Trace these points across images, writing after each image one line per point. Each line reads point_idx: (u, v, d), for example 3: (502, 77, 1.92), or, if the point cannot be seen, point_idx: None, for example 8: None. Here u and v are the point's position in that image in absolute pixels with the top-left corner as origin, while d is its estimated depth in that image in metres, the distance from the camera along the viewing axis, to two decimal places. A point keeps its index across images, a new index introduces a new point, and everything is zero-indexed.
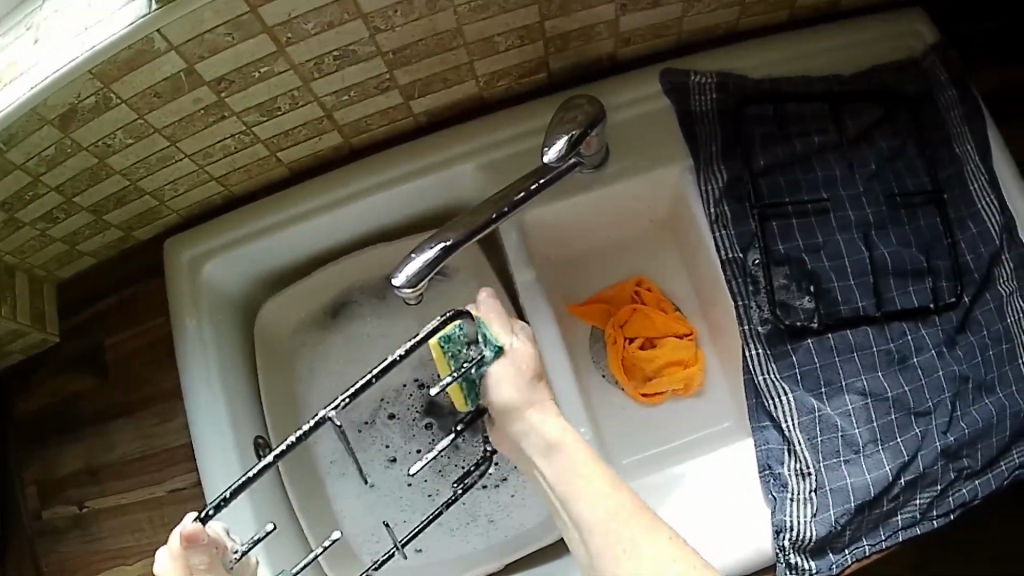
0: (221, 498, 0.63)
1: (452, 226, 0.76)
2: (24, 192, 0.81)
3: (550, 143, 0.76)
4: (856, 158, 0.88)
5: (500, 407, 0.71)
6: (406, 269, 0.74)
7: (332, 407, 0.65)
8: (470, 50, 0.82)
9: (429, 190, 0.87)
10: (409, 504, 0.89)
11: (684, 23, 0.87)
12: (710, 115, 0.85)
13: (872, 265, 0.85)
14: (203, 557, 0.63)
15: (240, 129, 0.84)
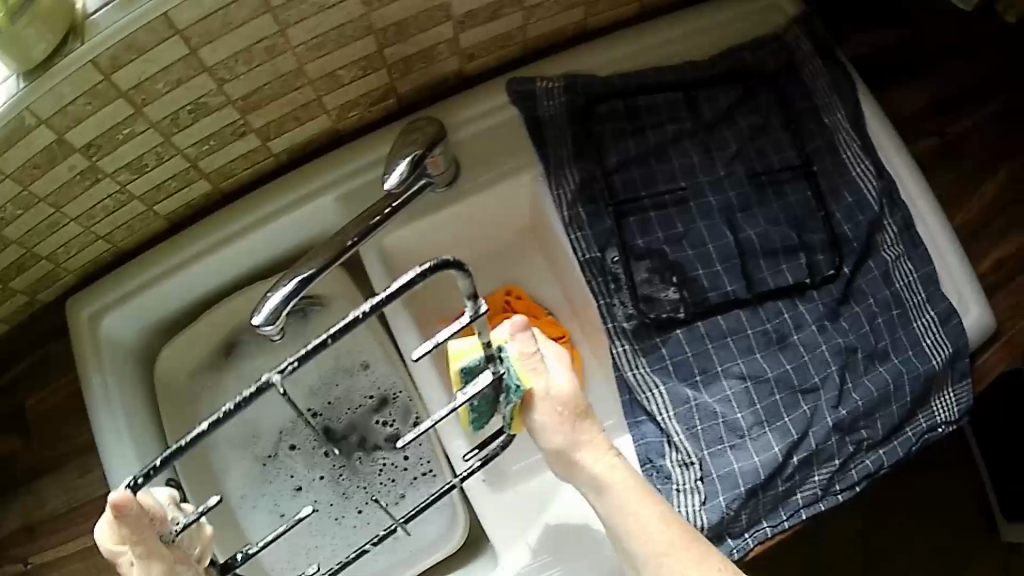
0: (150, 468, 0.56)
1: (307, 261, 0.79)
2: None
3: (392, 170, 0.79)
4: (714, 142, 0.87)
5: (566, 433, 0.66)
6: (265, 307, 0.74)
7: (278, 371, 0.53)
8: (316, 86, 0.85)
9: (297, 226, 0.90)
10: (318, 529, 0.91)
11: (527, 32, 0.88)
12: (557, 120, 0.86)
13: (738, 247, 0.84)
14: (133, 528, 0.59)
15: (116, 188, 0.87)
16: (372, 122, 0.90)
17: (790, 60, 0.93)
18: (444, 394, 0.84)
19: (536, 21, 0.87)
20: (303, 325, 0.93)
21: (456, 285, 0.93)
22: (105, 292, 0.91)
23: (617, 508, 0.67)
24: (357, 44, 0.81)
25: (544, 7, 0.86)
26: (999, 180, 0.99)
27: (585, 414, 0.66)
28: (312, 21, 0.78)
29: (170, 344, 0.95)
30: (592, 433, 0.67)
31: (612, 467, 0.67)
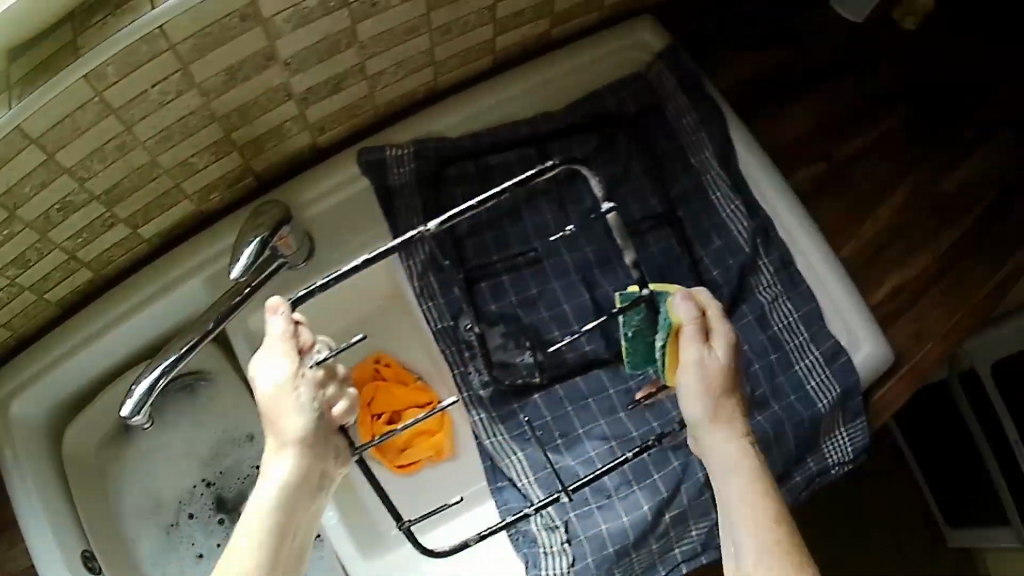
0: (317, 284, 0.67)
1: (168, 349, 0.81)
2: None
3: (237, 257, 0.79)
4: (570, 195, 0.85)
5: (710, 390, 0.66)
6: (127, 405, 0.81)
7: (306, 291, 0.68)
8: (173, 174, 0.86)
9: (171, 308, 0.93)
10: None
11: (375, 99, 0.89)
12: (408, 187, 0.86)
13: (594, 305, 0.82)
14: (285, 333, 0.66)
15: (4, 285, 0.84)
16: (233, 201, 0.91)
17: (653, 100, 0.91)
18: None
19: (382, 88, 0.88)
20: (193, 400, 0.96)
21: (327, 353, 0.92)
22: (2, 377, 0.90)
23: (744, 491, 0.62)
24: (203, 131, 0.82)
25: (388, 74, 0.86)
26: (891, 203, 0.96)
27: (730, 393, 0.66)
28: (158, 114, 0.79)
29: (76, 421, 0.95)
30: (733, 411, 0.66)
31: (721, 449, 0.65)
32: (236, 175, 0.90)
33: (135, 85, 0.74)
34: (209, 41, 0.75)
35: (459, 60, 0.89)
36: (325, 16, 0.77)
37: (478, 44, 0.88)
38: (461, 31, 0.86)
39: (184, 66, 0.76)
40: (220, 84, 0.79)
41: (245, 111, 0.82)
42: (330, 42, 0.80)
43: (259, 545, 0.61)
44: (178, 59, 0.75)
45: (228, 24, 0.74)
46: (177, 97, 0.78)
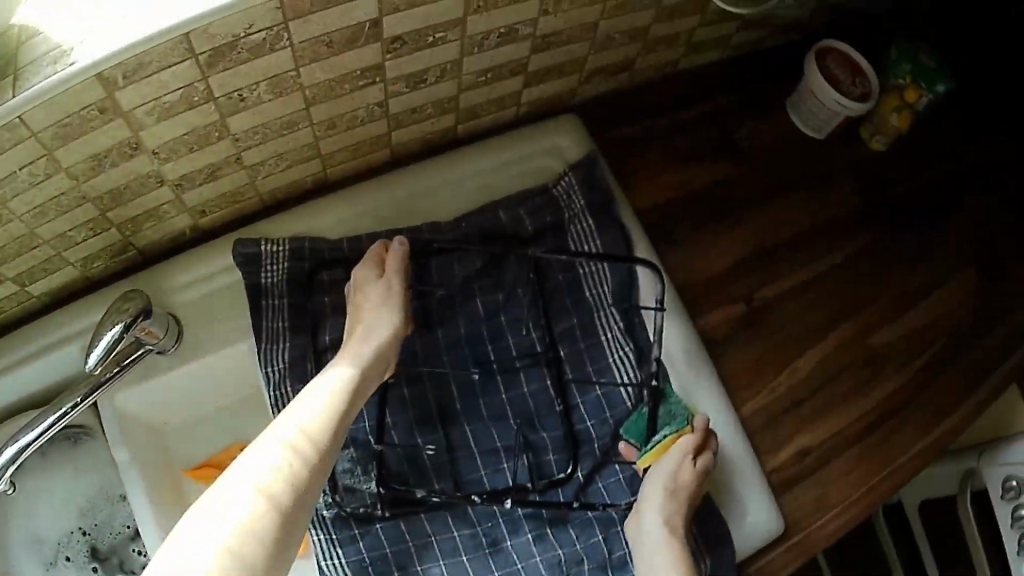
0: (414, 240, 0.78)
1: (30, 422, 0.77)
2: None
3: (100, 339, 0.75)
4: (442, 318, 0.80)
5: (670, 480, 0.74)
6: None
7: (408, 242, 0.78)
8: (53, 244, 0.83)
9: (54, 368, 0.90)
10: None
11: (259, 186, 0.85)
12: (278, 286, 0.81)
13: (448, 442, 0.79)
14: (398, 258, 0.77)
15: None
16: (119, 269, 0.91)
17: (557, 219, 0.82)
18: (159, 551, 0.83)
19: (264, 177, 0.84)
20: (74, 450, 0.97)
21: (200, 429, 0.92)
22: None
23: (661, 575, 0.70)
24: (74, 212, 0.78)
25: (271, 164, 0.82)
26: (815, 354, 0.86)
27: (695, 489, 0.74)
28: (25, 194, 0.73)
29: None
30: (684, 504, 0.74)
31: (653, 533, 0.72)
32: (116, 250, 0.87)
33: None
34: (72, 130, 0.69)
35: (353, 154, 0.85)
36: (190, 110, 0.72)
37: (371, 139, 0.83)
38: (348, 127, 0.81)
39: (48, 152, 0.70)
40: (88, 170, 0.75)
41: (117, 194, 0.79)
42: (201, 133, 0.75)
43: (297, 453, 0.58)
44: (41, 145, 0.69)
45: (87, 115, 0.68)
46: (45, 180, 0.73)
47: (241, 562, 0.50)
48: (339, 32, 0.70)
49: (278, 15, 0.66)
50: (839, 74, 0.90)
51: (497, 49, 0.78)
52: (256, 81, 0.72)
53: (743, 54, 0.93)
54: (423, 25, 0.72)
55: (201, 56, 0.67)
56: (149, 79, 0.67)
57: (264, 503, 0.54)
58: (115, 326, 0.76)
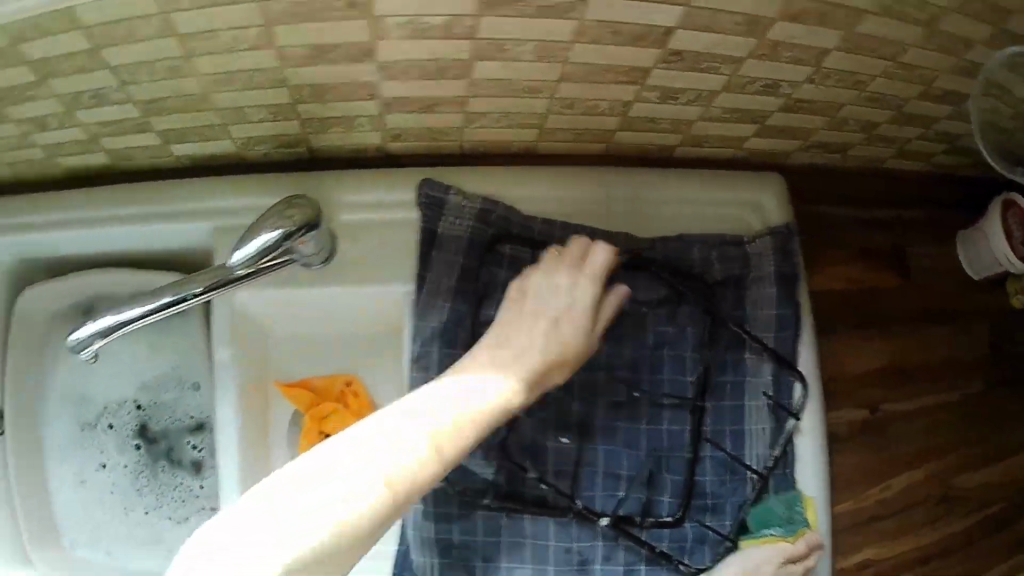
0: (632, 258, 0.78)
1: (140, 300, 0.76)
2: None
3: (259, 237, 0.71)
4: (609, 332, 0.78)
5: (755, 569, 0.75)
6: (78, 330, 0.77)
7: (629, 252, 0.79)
8: (223, 114, 0.78)
9: (156, 237, 0.86)
10: (104, 509, 0.95)
11: (468, 133, 0.79)
12: (456, 243, 0.77)
13: (578, 457, 0.78)
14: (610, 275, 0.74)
15: (16, 134, 0.84)
16: (281, 161, 0.84)
17: (744, 273, 0.82)
18: (235, 462, 0.80)
19: (479, 127, 0.78)
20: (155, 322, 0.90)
21: (309, 350, 0.87)
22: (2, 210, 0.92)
23: None
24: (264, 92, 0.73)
25: (494, 118, 0.77)
26: (911, 477, 0.90)
27: None
28: (220, 55, 0.69)
29: (28, 288, 0.92)
30: None
31: None
32: (289, 141, 0.81)
33: (207, 22, 0.64)
34: (302, 14, 0.64)
35: (572, 138, 0.81)
36: (442, 40, 0.67)
37: (595, 130, 0.80)
38: (583, 113, 0.77)
39: (267, 24, 0.65)
40: (303, 58, 0.69)
41: (321, 88, 0.72)
42: (443, 67, 0.70)
43: (428, 444, 0.56)
44: (264, 17, 0.64)
45: (329, 4, 0.62)
46: (247, 51, 0.69)
47: (339, 536, 0.48)
48: (630, 27, 0.65)
49: None
50: (1015, 230, 0.85)
51: (754, 96, 0.76)
52: (525, 40, 0.67)
53: (943, 173, 0.95)
54: (708, 51, 0.69)
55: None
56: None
57: (377, 480, 0.52)
58: (276, 230, 0.71)
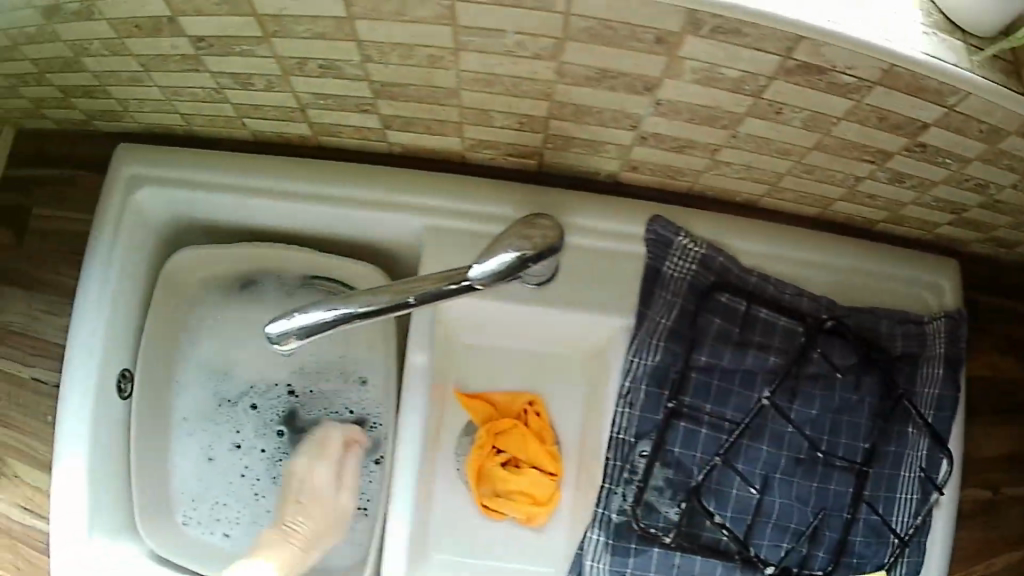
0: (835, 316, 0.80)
1: (359, 296, 0.70)
2: (28, 77, 0.87)
3: (488, 258, 0.70)
4: (801, 391, 0.81)
5: None
6: (281, 324, 0.68)
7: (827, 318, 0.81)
8: (465, 112, 0.72)
9: (352, 221, 0.83)
10: (230, 490, 0.92)
11: (702, 177, 0.79)
12: (677, 286, 0.79)
13: (756, 507, 0.80)
14: None
15: (213, 86, 0.78)
16: (499, 168, 0.81)
17: (918, 351, 0.85)
18: (411, 468, 0.78)
19: (716, 174, 0.78)
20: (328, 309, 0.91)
21: (495, 361, 0.86)
22: (173, 164, 0.89)
23: None
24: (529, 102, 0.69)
25: (733, 168, 0.78)
26: None
27: None
28: (492, 56, 0.65)
29: (188, 250, 0.89)
30: None
31: None
32: (528, 153, 0.77)
33: (497, 21, 0.61)
34: (603, 35, 0.62)
35: (790, 198, 0.82)
36: (728, 90, 0.67)
37: (812, 194, 0.82)
38: (812, 178, 0.79)
39: (562, 37, 0.62)
40: (582, 78, 0.67)
41: (586, 109, 0.70)
42: (715, 113, 0.70)
43: None
44: (562, 29, 0.61)
45: (639, 35, 0.61)
46: (524, 58, 0.65)
47: None
48: (895, 116, 0.68)
49: (874, 74, 0.63)
50: None
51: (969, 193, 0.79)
52: (799, 107, 0.69)
53: None
54: (950, 147, 0.71)
55: (790, 61, 0.63)
56: (731, 48, 0.62)
57: None
58: (513, 251, 0.70)
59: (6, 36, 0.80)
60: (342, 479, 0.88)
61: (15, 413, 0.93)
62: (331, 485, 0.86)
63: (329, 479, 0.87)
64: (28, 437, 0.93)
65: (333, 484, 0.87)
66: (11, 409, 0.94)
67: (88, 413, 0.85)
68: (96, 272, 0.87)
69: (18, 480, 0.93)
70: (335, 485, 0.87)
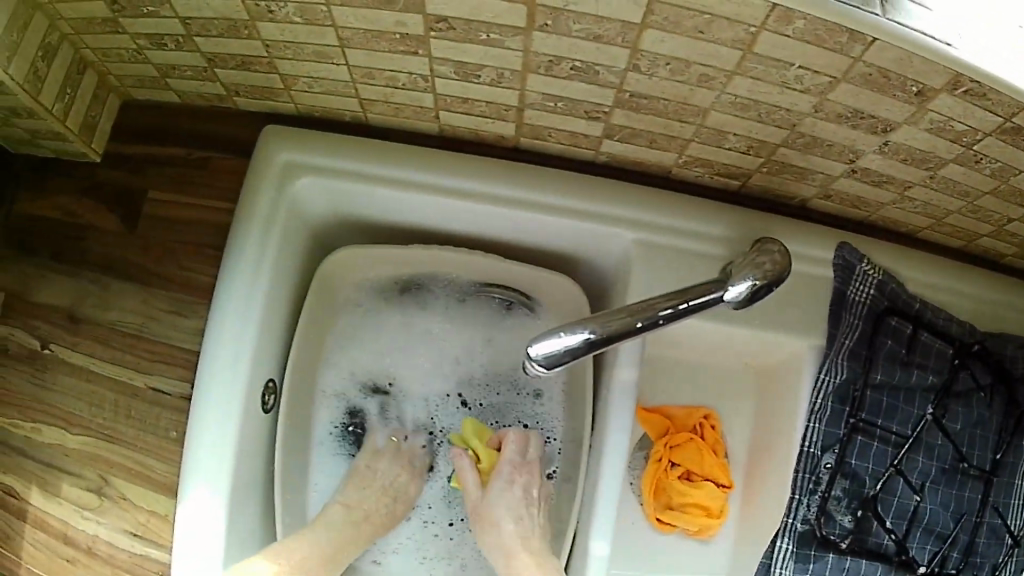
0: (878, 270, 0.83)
1: (605, 316, 0.68)
2: (166, 38, 0.74)
3: (732, 283, 0.72)
4: (949, 408, 0.85)
5: None
6: (542, 347, 0.65)
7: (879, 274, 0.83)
8: (700, 132, 0.74)
9: (553, 229, 0.82)
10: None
11: (882, 209, 0.84)
12: (860, 308, 0.82)
13: (913, 513, 0.84)
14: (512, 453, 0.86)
15: (424, 72, 0.71)
16: (698, 183, 0.83)
17: None
18: (613, 485, 0.78)
19: (896, 207, 0.83)
20: (501, 317, 0.93)
21: (674, 376, 0.92)
22: (335, 155, 0.81)
23: None
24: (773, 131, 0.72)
25: (915, 205, 0.82)
26: None
27: None
28: (764, 85, 0.66)
29: (355, 249, 0.86)
30: None
31: None
32: (733, 173, 0.79)
33: (788, 53, 0.62)
34: (877, 81, 0.64)
35: (945, 231, 0.86)
36: (947, 140, 0.70)
37: (965, 229, 0.85)
38: (973, 217, 0.82)
39: (840, 77, 0.64)
40: (835, 115, 0.69)
41: (819, 142, 0.73)
42: (927, 157, 0.73)
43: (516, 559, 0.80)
44: (844, 70, 0.63)
45: (905, 85, 0.64)
46: (793, 91, 0.66)
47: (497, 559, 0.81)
48: None
49: None
50: None
51: None
52: (994, 158, 0.72)
53: None
54: None
55: (1007, 123, 0.67)
56: (968, 107, 0.65)
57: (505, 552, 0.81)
58: (747, 278, 0.72)
59: None
60: (398, 496, 0.88)
61: (124, 425, 0.83)
62: (387, 495, 0.87)
63: (384, 492, 0.87)
64: (141, 454, 0.82)
65: (386, 498, 0.87)
66: (121, 420, 0.83)
67: (234, 426, 0.79)
68: (243, 278, 0.80)
69: (127, 503, 0.83)
70: (383, 484, 0.87)
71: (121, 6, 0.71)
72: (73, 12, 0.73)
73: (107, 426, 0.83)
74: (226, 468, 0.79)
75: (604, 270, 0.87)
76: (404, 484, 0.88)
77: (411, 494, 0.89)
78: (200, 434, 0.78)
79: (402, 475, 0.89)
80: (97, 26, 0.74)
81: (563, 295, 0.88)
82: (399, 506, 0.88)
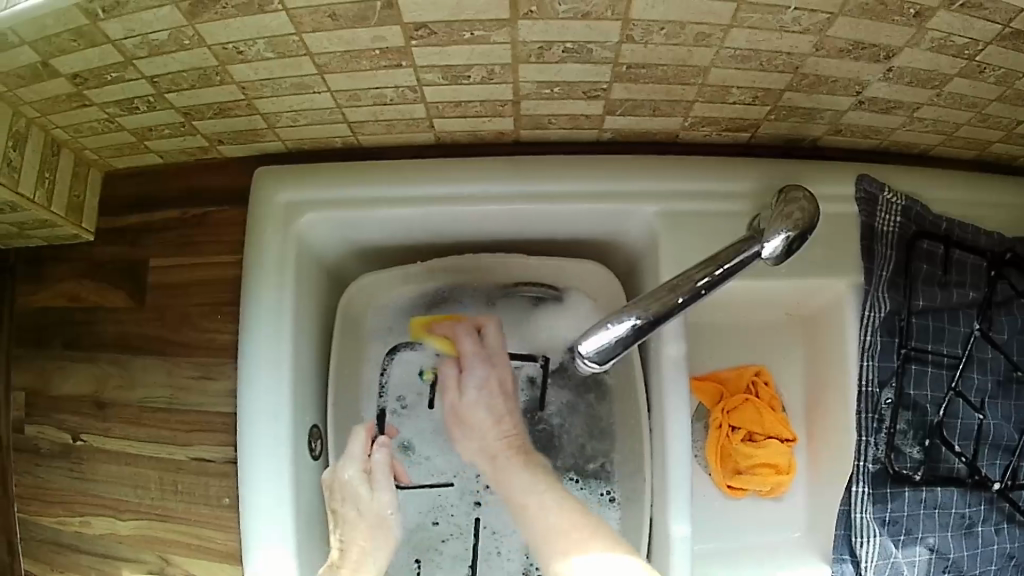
0: (889, 195, 0.81)
1: (648, 296, 0.66)
2: (134, 101, 0.71)
3: (766, 239, 0.71)
4: (994, 320, 0.83)
5: None
6: (593, 341, 0.64)
7: (893, 195, 0.82)
8: (702, 91, 0.72)
9: (567, 216, 0.81)
10: (460, 522, 0.90)
11: (893, 134, 0.82)
12: (891, 238, 0.81)
13: (978, 432, 0.83)
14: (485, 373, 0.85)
15: (411, 83, 0.69)
16: (706, 143, 0.81)
17: None
18: (683, 461, 0.77)
19: (907, 130, 0.81)
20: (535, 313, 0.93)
21: (716, 339, 0.92)
22: (333, 184, 0.79)
23: None
24: (777, 76, 0.69)
25: (923, 123, 0.80)
26: None
27: None
28: (762, 33, 0.64)
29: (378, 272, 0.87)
30: None
31: None
32: (741, 125, 0.78)
33: None
34: (873, 10, 0.61)
35: (958, 143, 0.84)
36: (949, 57, 0.68)
37: (977, 139, 0.84)
38: (984, 125, 0.80)
39: (836, 12, 0.61)
40: (836, 51, 0.66)
41: (824, 78, 0.71)
42: (932, 76, 0.71)
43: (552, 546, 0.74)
44: (842, 4, 0.61)
45: (903, 8, 0.61)
46: (793, 33, 0.64)
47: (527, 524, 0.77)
48: None
49: None
50: None
51: None
52: (998, 66, 0.69)
53: None
54: None
55: (1008, 29, 0.64)
56: (967, 20, 0.63)
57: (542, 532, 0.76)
58: (780, 232, 0.70)
59: (122, 55, 0.64)
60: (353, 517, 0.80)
61: (172, 501, 0.80)
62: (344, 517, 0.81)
63: (343, 518, 0.80)
64: (195, 526, 0.80)
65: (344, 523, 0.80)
66: (168, 496, 0.80)
67: (285, 474, 0.77)
68: (266, 326, 0.78)
69: None
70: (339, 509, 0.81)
71: (84, 78, 0.67)
72: (36, 95, 0.69)
73: (156, 505, 0.80)
74: (287, 515, 0.77)
75: (623, 247, 0.87)
76: (345, 492, 0.81)
77: (357, 499, 0.81)
78: (255, 490, 0.76)
79: (331, 484, 0.81)
80: (64, 104, 0.71)
81: (587, 276, 0.88)
82: (361, 522, 0.81)
